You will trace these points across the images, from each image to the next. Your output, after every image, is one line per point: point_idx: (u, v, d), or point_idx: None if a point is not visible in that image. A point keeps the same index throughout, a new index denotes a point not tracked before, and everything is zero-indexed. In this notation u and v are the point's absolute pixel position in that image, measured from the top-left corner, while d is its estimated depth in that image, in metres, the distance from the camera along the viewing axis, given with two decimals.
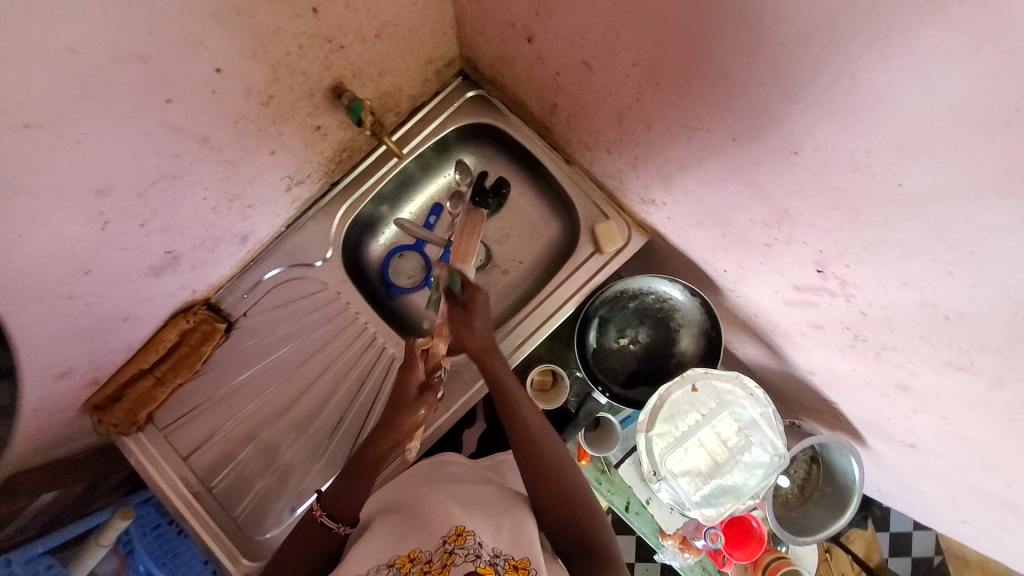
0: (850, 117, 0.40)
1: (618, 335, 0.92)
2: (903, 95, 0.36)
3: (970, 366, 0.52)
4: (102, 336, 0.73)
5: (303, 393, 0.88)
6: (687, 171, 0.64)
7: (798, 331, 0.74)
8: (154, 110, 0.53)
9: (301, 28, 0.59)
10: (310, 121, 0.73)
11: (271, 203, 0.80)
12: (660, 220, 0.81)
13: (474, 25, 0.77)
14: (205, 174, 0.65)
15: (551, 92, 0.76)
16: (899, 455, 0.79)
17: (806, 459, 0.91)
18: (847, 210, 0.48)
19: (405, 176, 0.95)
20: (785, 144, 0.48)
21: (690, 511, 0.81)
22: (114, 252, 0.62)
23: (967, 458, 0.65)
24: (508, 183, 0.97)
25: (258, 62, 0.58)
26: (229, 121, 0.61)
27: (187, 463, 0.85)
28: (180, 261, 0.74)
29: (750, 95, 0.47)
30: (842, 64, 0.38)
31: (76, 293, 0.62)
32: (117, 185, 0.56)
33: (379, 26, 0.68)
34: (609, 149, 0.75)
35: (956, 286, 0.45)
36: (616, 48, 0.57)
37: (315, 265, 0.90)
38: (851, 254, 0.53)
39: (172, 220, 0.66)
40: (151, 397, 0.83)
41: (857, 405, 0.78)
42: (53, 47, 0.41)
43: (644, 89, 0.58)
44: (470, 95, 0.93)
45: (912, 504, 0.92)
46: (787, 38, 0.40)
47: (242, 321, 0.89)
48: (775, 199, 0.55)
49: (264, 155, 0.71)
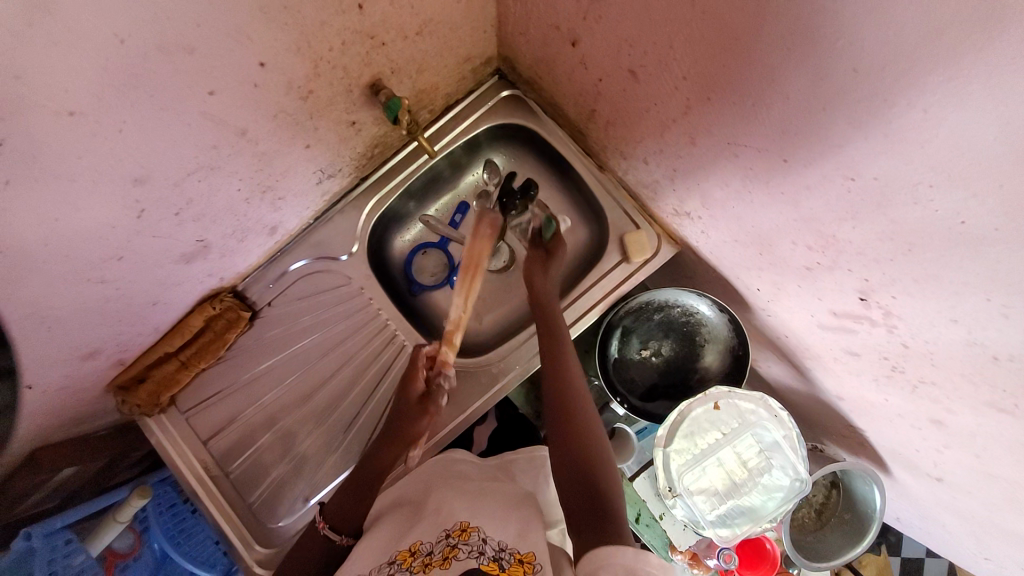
0: (918, 149, 0.39)
1: (640, 346, 0.90)
2: (979, 133, 0.34)
3: (1014, 409, 0.50)
4: (131, 319, 0.73)
5: (322, 385, 0.89)
6: (729, 188, 0.63)
7: (830, 356, 0.72)
8: (196, 102, 0.52)
9: (344, 24, 0.58)
10: (345, 116, 0.72)
11: (301, 195, 0.80)
12: (693, 233, 0.80)
13: (515, 25, 0.76)
14: (239, 165, 0.64)
15: (590, 98, 0.74)
16: (924, 487, 0.77)
17: (826, 484, 0.90)
18: (902, 241, 0.46)
19: (434, 174, 0.94)
20: (842, 170, 0.46)
21: (704, 530, 0.79)
22: (147, 239, 0.63)
23: (1000, 500, 0.63)
24: (537, 186, 0.95)
25: (300, 57, 0.57)
26: (266, 114, 0.61)
27: (205, 448, 0.86)
28: (209, 249, 0.74)
29: (809, 118, 0.45)
30: (915, 94, 0.36)
31: (108, 277, 0.63)
32: (154, 173, 0.56)
33: (421, 23, 0.66)
34: (646, 159, 0.74)
35: (1012, 329, 0.43)
36: (666, 60, 0.55)
37: (340, 259, 0.90)
38: (899, 286, 0.51)
39: (205, 210, 0.66)
40: (176, 380, 0.85)
41: (885, 434, 0.76)
42: (102, 37, 0.41)
43: (692, 102, 0.56)
44: (504, 95, 0.92)
45: (932, 534, 0.90)
46: (858, 64, 0.38)
47: (266, 310, 0.90)
48: (823, 223, 0.53)
49: (298, 148, 0.70)
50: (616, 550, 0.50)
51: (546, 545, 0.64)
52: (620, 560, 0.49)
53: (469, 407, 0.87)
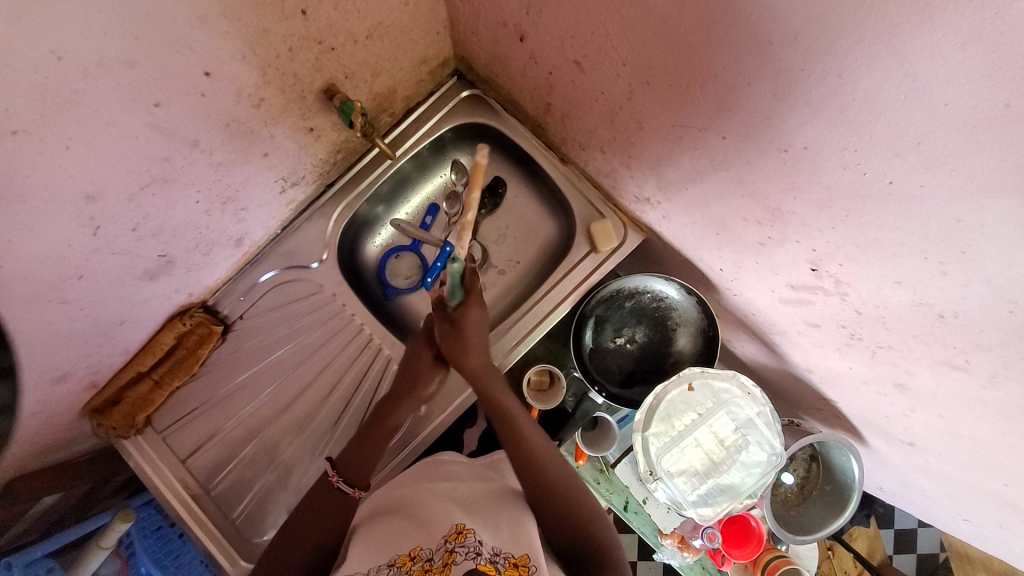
0: (840, 114, 0.40)
1: (614, 334, 0.91)
2: (891, 93, 0.36)
3: (966, 365, 0.52)
4: (98, 339, 0.73)
5: (301, 394, 0.89)
6: (680, 170, 0.64)
7: (794, 329, 0.74)
8: (143, 114, 0.53)
9: (289, 30, 0.59)
10: (302, 123, 0.73)
11: (265, 205, 0.80)
12: (655, 219, 0.81)
13: (466, 25, 0.77)
14: (197, 177, 0.65)
15: (543, 91, 0.75)
16: (898, 453, 0.79)
17: (805, 458, 0.91)
18: (839, 208, 0.48)
19: (400, 177, 0.95)
20: (776, 142, 0.47)
21: (686, 510, 0.81)
22: (107, 256, 0.62)
23: (966, 457, 0.64)
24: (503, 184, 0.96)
25: (247, 65, 0.58)
26: (220, 124, 0.61)
27: (185, 466, 0.85)
28: (174, 264, 0.74)
29: (739, 93, 0.46)
30: (830, 60, 0.37)
31: (70, 297, 0.62)
32: (107, 189, 0.56)
33: (369, 27, 0.67)
34: (602, 148, 0.75)
35: (951, 285, 0.45)
36: (605, 47, 0.56)
37: (311, 267, 0.90)
38: (843, 253, 0.52)
39: (165, 224, 0.66)
40: (151, 399, 0.84)
41: (855, 403, 0.77)
42: (38, 54, 0.41)
43: (634, 87, 0.58)
44: (464, 94, 0.93)
45: (912, 502, 0.91)
46: (774, 37, 0.39)
47: (239, 323, 0.89)
48: (767, 197, 0.54)
49: (256, 157, 0.70)
50: None
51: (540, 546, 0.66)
52: None
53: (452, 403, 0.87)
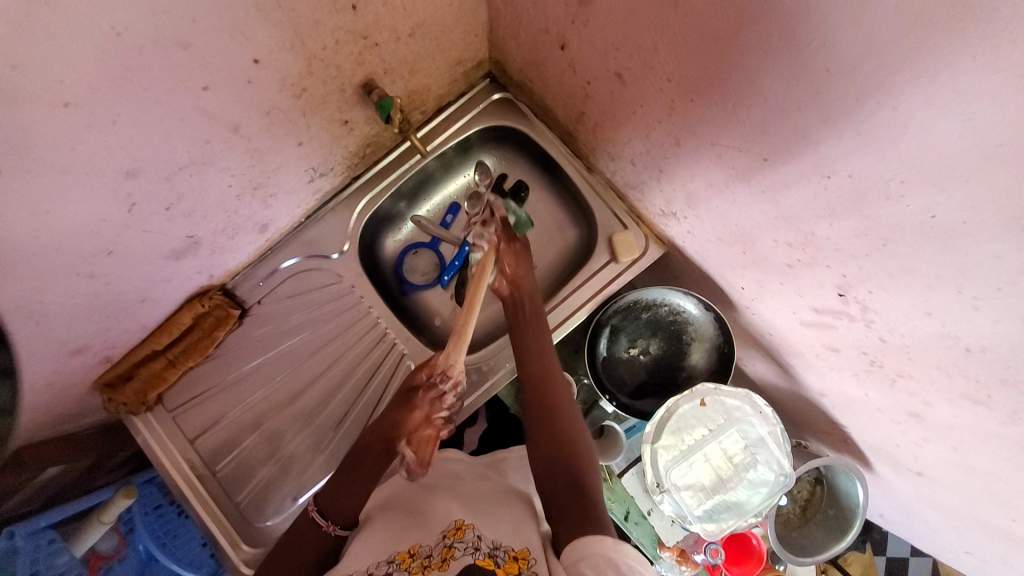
0: (887, 145, 0.40)
1: (629, 345, 0.92)
2: (943, 128, 0.36)
3: (987, 400, 0.52)
4: (119, 315, 0.73)
5: (312, 385, 0.89)
6: (713, 188, 0.65)
7: (811, 352, 0.74)
8: (190, 97, 0.53)
9: (338, 23, 0.59)
10: (338, 115, 0.73)
11: (293, 193, 0.81)
12: (679, 233, 0.81)
13: (506, 29, 0.77)
14: (232, 161, 0.65)
15: (579, 100, 0.76)
16: (904, 482, 0.79)
17: (811, 480, 0.92)
18: (876, 237, 0.48)
19: (425, 174, 0.95)
20: (818, 168, 0.48)
21: (691, 525, 0.80)
22: (137, 233, 0.63)
23: (977, 493, 0.65)
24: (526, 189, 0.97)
25: (294, 55, 0.58)
26: (260, 112, 0.62)
27: (192, 447, 0.85)
28: (200, 245, 0.74)
29: (785, 117, 0.47)
30: (885, 93, 0.38)
31: (98, 272, 0.63)
32: (146, 167, 0.56)
33: (414, 25, 0.68)
34: (633, 160, 0.75)
35: (980, 320, 0.46)
36: (650, 62, 0.57)
37: (331, 258, 0.90)
38: (874, 281, 0.53)
39: (196, 205, 0.67)
40: (162, 377, 0.84)
41: (865, 429, 0.78)
42: (97, 31, 0.41)
43: (676, 103, 0.58)
44: (496, 97, 0.93)
45: (913, 531, 0.92)
46: (831, 65, 0.40)
47: (255, 308, 0.90)
48: (802, 221, 0.55)
49: (290, 146, 0.71)
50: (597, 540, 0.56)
51: (539, 539, 0.65)
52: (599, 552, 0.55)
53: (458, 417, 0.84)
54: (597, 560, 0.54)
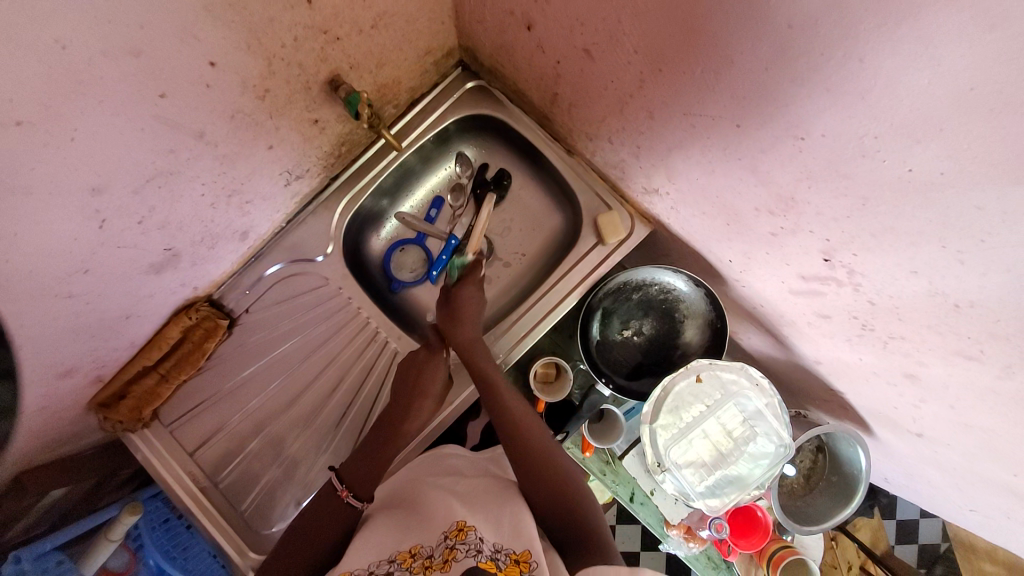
0: (859, 101, 0.39)
1: (621, 327, 0.91)
2: (913, 79, 0.35)
3: (980, 355, 0.51)
4: (104, 334, 0.72)
5: (307, 389, 0.89)
6: (691, 160, 0.63)
7: (804, 320, 0.74)
8: (148, 105, 0.52)
9: (295, 19, 0.57)
10: (307, 114, 0.72)
11: (270, 198, 0.80)
12: (663, 210, 0.80)
13: (471, 14, 0.76)
14: (201, 169, 0.64)
15: (551, 81, 0.74)
16: (905, 444, 0.79)
17: (813, 449, 0.92)
18: (856, 197, 0.47)
19: (405, 169, 0.94)
20: (792, 131, 0.47)
21: (694, 501, 0.81)
22: (112, 249, 0.62)
23: (977, 449, 0.65)
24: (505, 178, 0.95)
25: (252, 55, 0.57)
26: (224, 116, 0.60)
27: (193, 459, 0.85)
28: (180, 258, 0.73)
29: (755, 81, 0.45)
30: (852, 46, 0.37)
31: (77, 291, 0.62)
32: (112, 181, 0.55)
33: (375, 16, 0.66)
34: (611, 139, 0.74)
35: (966, 274, 0.45)
36: (617, 35, 0.55)
37: (316, 261, 0.90)
38: (859, 243, 0.52)
39: (170, 217, 0.66)
40: (156, 393, 0.84)
41: (863, 394, 0.77)
42: (42, 44, 0.40)
43: (645, 76, 0.57)
44: (469, 85, 0.92)
45: (918, 492, 0.92)
46: (795, 21, 0.38)
47: (244, 317, 0.89)
48: (781, 187, 0.54)
49: (261, 149, 0.70)
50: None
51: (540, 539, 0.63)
52: None
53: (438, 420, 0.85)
54: None
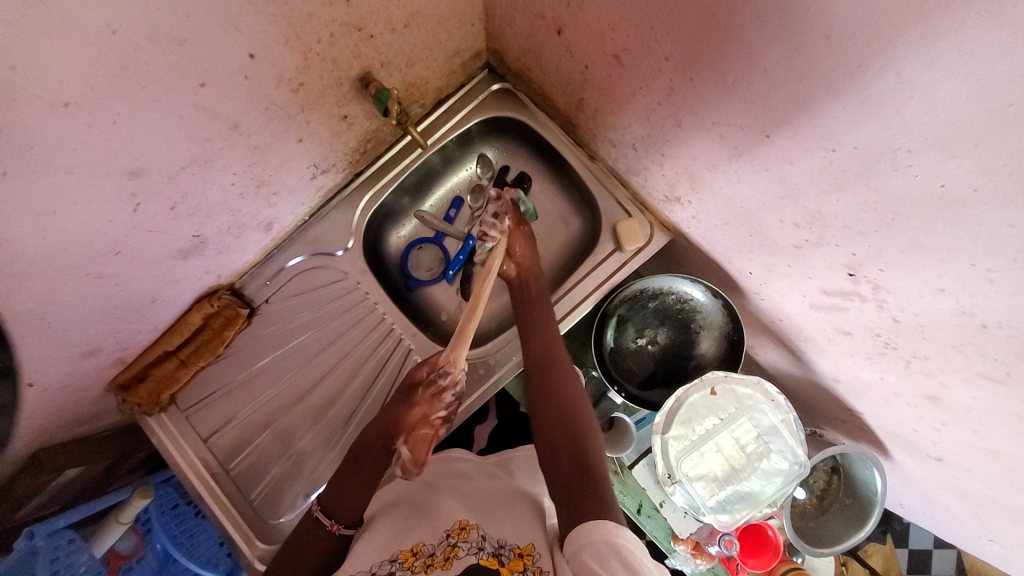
0: (893, 113, 0.39)
1: (636, 335, 0.91)
2: (951, 91, 0.35)
3: (1007, 378, 0.50)
4: (129, 315, 0.74)
5: (320, 382, 0.89)
6: (716, 170, 0.63)
7: (823, 336, 0.73)
8: (188, 93, 0.53)
9: (332, 16, 0.59)
10: (337, 110, 0.73)
11: (296, 191, 0.81)
12: (684, 219, 0.80)
13: (502, 18, 0.77)
14: (233, 159, 0.65)
15: (577, 87, 0.75)
16: (923, 468, 0.77)
17: (826, 470, 0.90)
18: (884, 211, 0.47)
19: (428, 169, 0.96)
20: (822, 142, 0.47)
21: (704, 516, 0.80)
22: (144, 233, 0.63)
23: (1001, 476, 0.63)
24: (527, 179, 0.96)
25: (289, 49, 0.58)
26: (259, 107, 0.62)
27: (206, 445, 0.86)
28: (206, 245, 0.75)
29: (788, 90, 0.45)
30: (888, 57, 0.36)
31: (107, 271, 0.64)
32: (149, 166, 0.57)
33: (409, 16, 0.68)
34: (635, 145, 0.74)
35: (997, 294, 0.44)
36: (648, 42, 0.56)
37: (336, 255, 0.91)
38: (885, 258, 0.51)
39: (200, 204, 0.67)
40: (174, 378, 0.85)
41: (883, 415, 0.76)
42: (94, 29, 0.42)
43: (675, 83, 0.57)
44: (494, 88, 0.93)
45: (935, 519, 0.90)
46: (831, 32, 0.38)
47: (264, 307, 0.90)
48: (807, 198, 0.54)
49: (291, 142, 0.71)
50: (601, 525, 0.54)
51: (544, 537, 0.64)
52: (600, 537, 0.52)
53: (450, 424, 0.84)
54: (599, 546, 0.52)
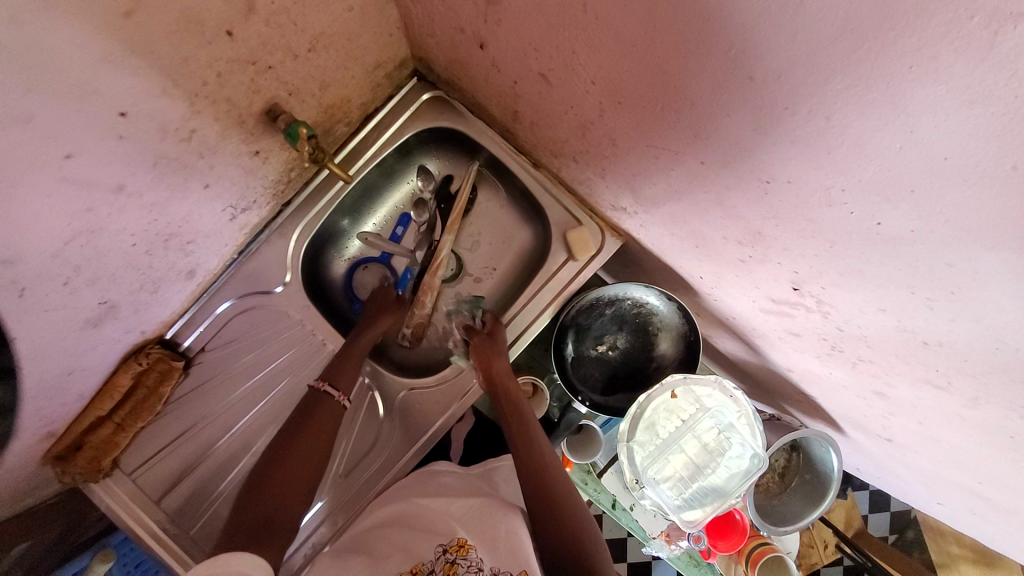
0: (826, 155, 0.37)
1: (595, 342, 0.90)
2: (888, 141, 0.32)
3: (948, 385, 0.51)
4: (47, 394, 0.67)
5: (275, 426, 0.85)
6: (655, 187, 0.60)
7: (776, 336, 0.73)
8: (53, 168, 0.46)
9: (216, 54, 0.51)
10: (246, 147, 0.66)
11: (215, 234, 0.74)
12: (633, 226, 0.77)
13: (420, 28, 0.70)
14: (130, 220, 0.58)
15: (509, 99, 0.69)
16: (875, 445, 0.81)
17: (786, 449, 0.94)
18: (823, 239, 0.45)
19: (363, 188, 0.89)
20: (757, 174, 0.44)
21: (671, 515, 0.82)
22: (37, 315, 0.56)
23: (943, 457, 0.66)
24: (470, 165, 0.90)
25: (170, 98, 0.51)
26: (147, 163, 0.54)
27: (159, 507, 0.82)
28: (119, 307, 0.68)
29: (718, 123, 0.42)
30: (818, 102, 0.34)
31: (7, 362, 0.57)
32: (26, 251, 0.49)
33: (310, 39, 0.60)
34: (575, 158, 0.70)
35: (937, 318, 0.43)
36: (572, 65, 0.51)
37: (274, 291, 0.85)
38: (827, 278, 0.50)
39: (101, 271, 0.60)
40: (114, 443, 0.79)
41: (834, 401, 0.78)
42: None
43: (605, 106, 0.53)
44: (426, 97, 0.86)
45: (887, 482, 0.95)
46: (757, 73, 0.35)
47: (201, 355, 0.85)
48: (748, 221, 0.52)
49: (196, 190, 0.64)
50: None
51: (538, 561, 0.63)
52: None
53: (418, 443, 0.84)
54: None
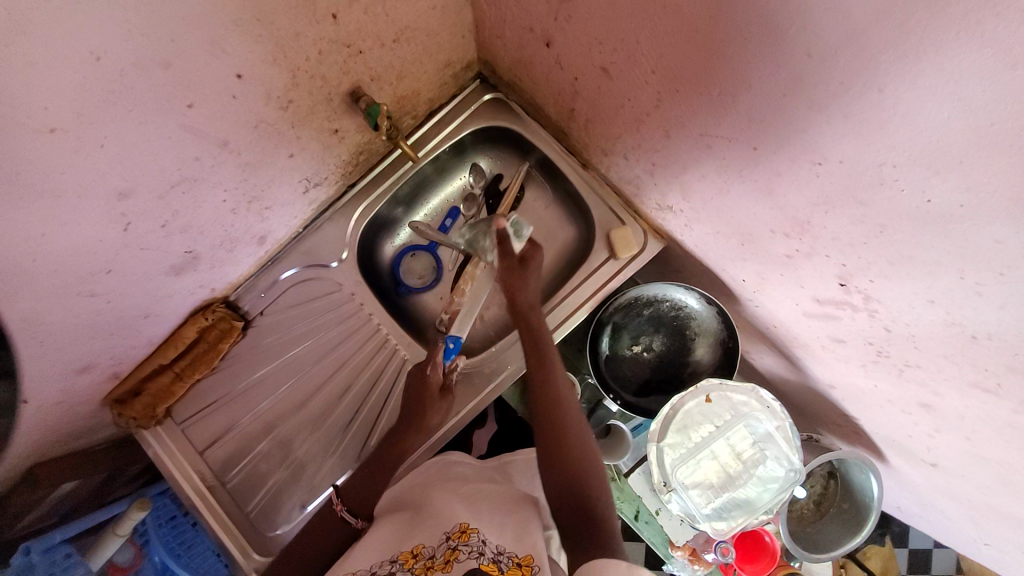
0: (878, 129, 0.39)
1: (631, 342, 0.90)
2: (934, 110, 0.35)
3: (997, 389, 0.50)
4: (124, 331, 0.74)
5: (316, 393, 0.89)
6: (705, 179, 0.63)
7: (818, 344, 0.73)
8: (175, 115, 0.53)
9: (320, 33, 0.59)
10: (327, 124, 0.73)
11: (289, 204, 0.81)
12: (677, 226, 0.80)
13: (491, 30, 0.77)
14: (223, 176, 0.65)
15: (568, 96, 0.75)
16: (919, 474, 0.78)
17: (824, 475, 0.90)
18: (872, 224, 0.47)
19: (420, 179, 0.95)
20: (809, 155, 0.47)
21: (700, 524, 0.79)
22: (135, 251, 0.63)
23: (993, 480, 0.63)
24: (521, 164, 0.96)
25: (277, 68, 0.59)
26: (248, 125, 0.62)
27: (202, 458, 0.86)
28: (199, 260, 0.75)
29: (773, 104, 0.45)
30: (870, 75, 0.36)
31: (101, 289, 0.64)
32: (139, 187, 0.56)
33: (397, 31, 0.68)
34: (626, 155, 0.74)
35: (985, 306, 0.44)
36: (634, 55, 0.56)
37: (329, 266, 0.91)
38: (875, 269, 0.51)
39: (192, 221, 0.67)
40: (170, 391, 0.85)
41: (877, 421, 0.76)
42: (78, 56, 0.42)
43: (662, 96, 0.57)
44: (487, 98, 0.93)
45: (932, 524, 0.90)
46: (813, 49, 0.38)
47: (258, 319, 0.90)
48: (797, 210, 0.54)
49: (282, 158, 0.71)
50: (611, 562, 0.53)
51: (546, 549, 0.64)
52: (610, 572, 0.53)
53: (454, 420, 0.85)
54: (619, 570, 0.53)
